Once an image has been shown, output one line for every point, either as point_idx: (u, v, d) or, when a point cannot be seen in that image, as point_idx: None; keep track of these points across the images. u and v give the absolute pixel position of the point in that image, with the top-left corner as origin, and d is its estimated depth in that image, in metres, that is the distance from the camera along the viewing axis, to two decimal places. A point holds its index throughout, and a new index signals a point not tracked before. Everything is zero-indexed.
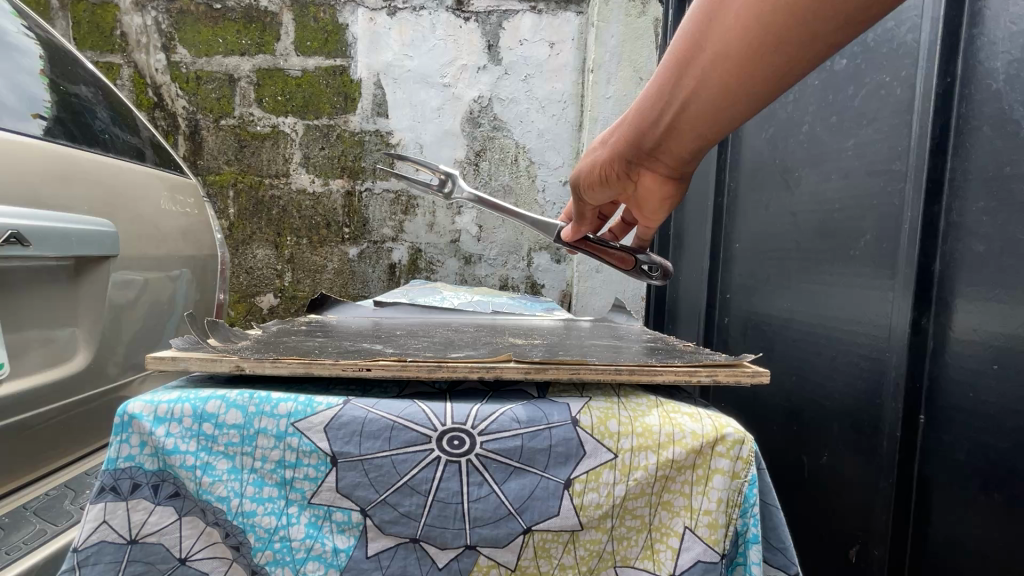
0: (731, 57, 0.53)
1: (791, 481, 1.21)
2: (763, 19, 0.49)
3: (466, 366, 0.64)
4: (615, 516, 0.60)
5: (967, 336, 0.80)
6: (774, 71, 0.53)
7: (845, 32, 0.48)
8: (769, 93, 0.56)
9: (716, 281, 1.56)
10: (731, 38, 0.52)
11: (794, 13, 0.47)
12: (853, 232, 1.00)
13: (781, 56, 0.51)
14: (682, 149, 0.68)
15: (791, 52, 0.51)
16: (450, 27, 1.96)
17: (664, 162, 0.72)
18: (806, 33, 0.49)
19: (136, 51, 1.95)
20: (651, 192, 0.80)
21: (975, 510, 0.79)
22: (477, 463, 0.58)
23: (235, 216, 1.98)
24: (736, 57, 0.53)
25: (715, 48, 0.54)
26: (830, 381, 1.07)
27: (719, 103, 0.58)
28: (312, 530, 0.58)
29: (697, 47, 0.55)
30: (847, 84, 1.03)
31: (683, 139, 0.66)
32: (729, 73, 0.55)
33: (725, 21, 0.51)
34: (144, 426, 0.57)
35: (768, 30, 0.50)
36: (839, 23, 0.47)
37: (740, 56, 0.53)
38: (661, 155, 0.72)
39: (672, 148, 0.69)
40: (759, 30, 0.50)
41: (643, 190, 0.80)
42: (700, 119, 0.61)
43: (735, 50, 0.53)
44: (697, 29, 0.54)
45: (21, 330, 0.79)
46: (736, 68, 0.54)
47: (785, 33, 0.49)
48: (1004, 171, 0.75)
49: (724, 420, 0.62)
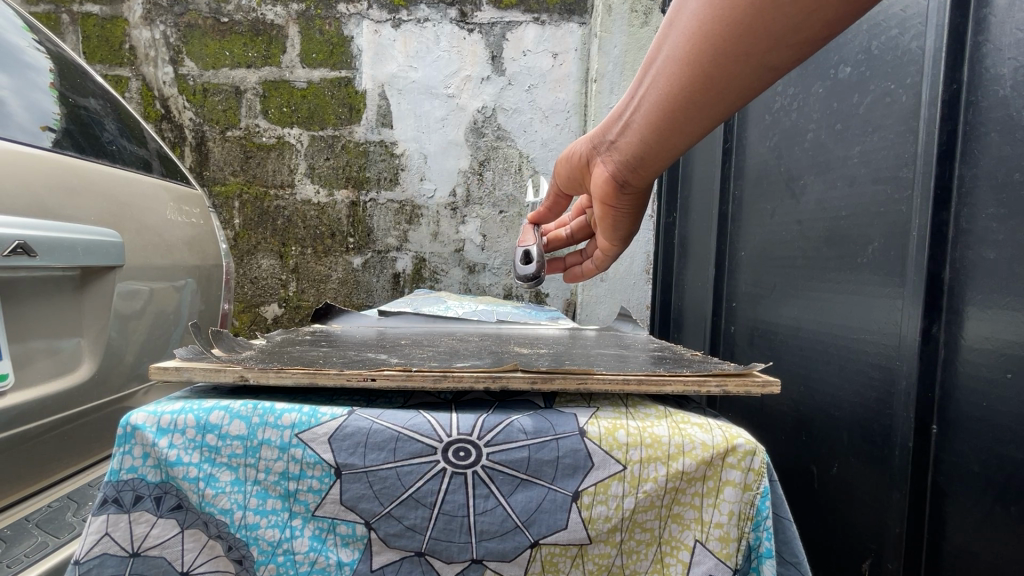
0: (677, 61, 0.60)
1: (800, 492, 1.19)
2: (702, 32, 0.55)
3: (472, 376, 0.63)
4: (624, 530, 0.59)
5: (979, 344, 0.79)
6: (715, 84, 0.59)
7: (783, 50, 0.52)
8: (713, 107, 0.62)
9: (721, 289, 1.55)
10: (680, 44, 0.59)
11: (727, 26, 0.53)
12: (861, 239, 1.00)
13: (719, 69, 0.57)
14: (634, 148, 0.77)
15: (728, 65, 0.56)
16: (454, 38, 1.98)
17: (617, 159, 0.82)
18: (737, 51, 0.54)
19: (144, 64, 1.97)
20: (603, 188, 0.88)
21: (991, 522, 0.77)
22: (482, 474, 0.57)
23: (241, 226, 1.99)
24: (682, 62, 0.59)
25: (669, 53, 0.61)
26: (839, 390, 1.06)
27: (665, 109, 0.66)
28: (316, 543, 0.58)
29: (659, 52, 0.63)
30: (852, 92, 1.03)
31: (635, 141, 0.75)
32: (676, 75, 0.61)
33: (679, 28, 0.59)
34: (147, 438, 0.57)
35: (706, 40, 0.55)
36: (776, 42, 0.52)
37: (685, 62, 0.59)
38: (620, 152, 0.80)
39: (626, 149, 0.78)
40: (701, 39, 0.56)
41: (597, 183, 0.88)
42: (649, 119, 0.69)
43: (682, 55, 0.59)
44: (662, 35, 0.62)
45: (26, 340, 0.79)
46: (681, 74, 0.60)
47: (721, 47, 0.55)
48: (1013, 177, 0.74)
49: (735, 430, 0.60)
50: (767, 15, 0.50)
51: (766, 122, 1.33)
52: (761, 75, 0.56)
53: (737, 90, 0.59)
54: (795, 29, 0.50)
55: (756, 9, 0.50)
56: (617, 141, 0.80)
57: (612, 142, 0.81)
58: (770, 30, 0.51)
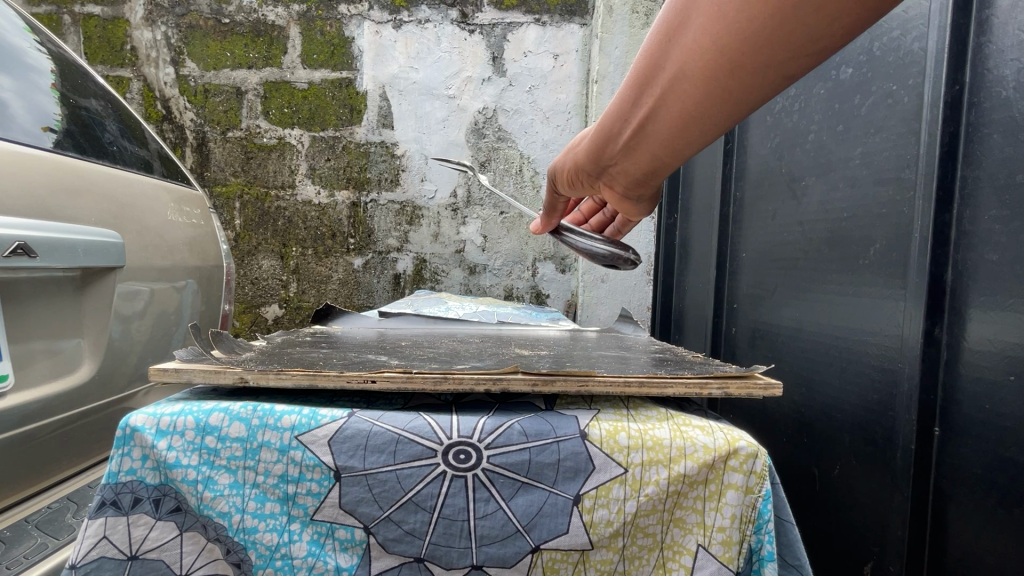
0: (687, 79, 0.51)
1: (802, 495, 1.19)
2: (717, 45, 0.47)
3: (472, 378, 0.63)
4: (626, 534, 0.59)
5: (982, 346, 0.79)
6: (733, 100, 0.51)
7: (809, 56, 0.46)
8: (729, 121, 0.55)
9: (722, 290, 1.55)
10: (688, 60, 0.49)
11: (750, 35, 0.45)
12: (863, 241, 0.99)
13: (739, 83, 0.49)
14: (636, 170, 0.68)
15: (749, 78, 0.48)
16: (455, 40, 1.98)
17: (617, 180, 0.74)
18: (760, 63, 0.47)
19: (146, 65, 1.97)
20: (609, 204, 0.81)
21: (993, 526, 0.77)
22: (483, 478, 0.57)
23: (242, 227, 1.99)
24: (693, 80, 0.51)
25: (672, 70, 0.52)
26: (840, 392, 1.05)
27: (672, 131, 0.57)
28: (315, 547, 0.57)
29: (656, 68, 0.53)
30: (853, 93, 1.03)
31: (636, 163, 0.67)
32: (686, 95, 0.52)
33: (683, 42, 0.49)
34: (146, 439, 0.56)
35: (724, 52, 0.47)
36: (801, 51, 0.45)
37: (697, 79, 0.50)
38: (618, 174, 0.72)
39: (626, 171, 0.70)
40: (717, 53, 0.47)
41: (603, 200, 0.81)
42: (654, 142, 0.61)
43: (691, 72, 0.50)
44: (655, 50, 0.52)
45: (26, 341, 0.79)
46: (693, 93, 0.52)
47: (739, 61, 0.47)
48: (1016, 179, 0.73)
49: (736, 433, 0.60)
50: (794, 21, 0.43)
51: (768, 124, 1.33)
52: (778, 83, 0.49)
53: (756, 100, 0.52)
54: (823, 34, 0.44)
55: (784, 13, 0.43)
56: (613, 166, 0.71)
57: (606, 167, 0.73)
58: (797, 36, 0.44)
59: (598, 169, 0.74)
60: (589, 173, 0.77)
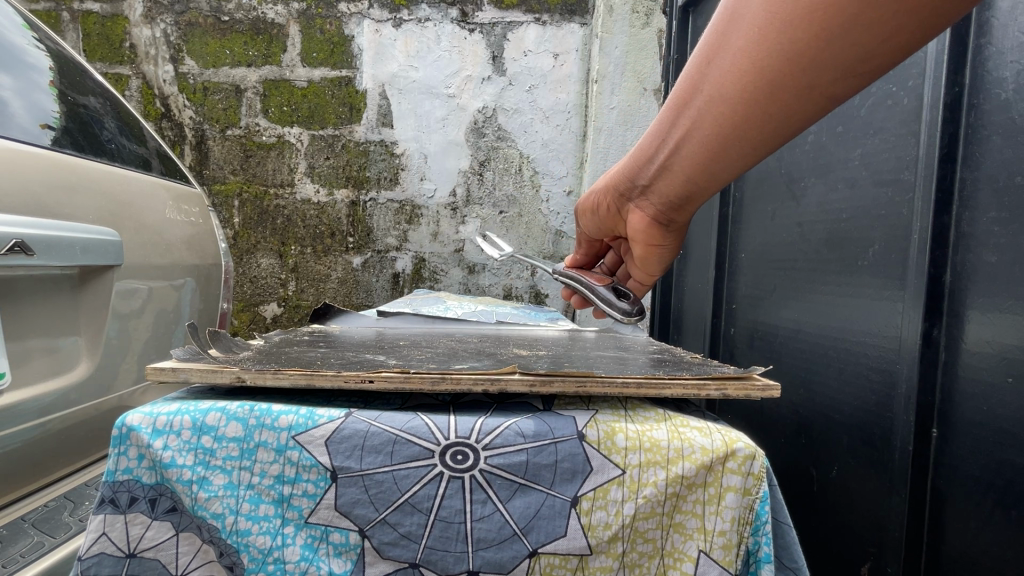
0: (724, 99, 0.60)
1: (799, 496, 1.19)
2: (753, 68, 0.55)
3: (470, 378, 0.63)
4: (625, 539, 0.59)
5: (980, 348, 0.79)
6: (770, 118, 0.59)
7: (845, 77, 0.53)
8: (766, 140, 0.62)
9: (721, 291, 1.54)
10: (726, 82, 0.58)
11: (785, 58, 0.53)
12: (861, 242, 0.99)
13: (775, 103, 0.57)
14: (675, 186, 0.77)
15: (786, 97, 0.56)
16: (455, 38, 1.98)
17: (654, 197, 0.82)
18: (794, 84, 0.55)
19: (145, 62, 1.97)
20: (645, 225, 0.89)
21: (990, 528, 0.77)
22: (480, 478, 0.57)
23: (240, 225, 1.99)
24: (730, 100, 0.59)
25: (710, 91, 0.61)
26: (839, 393, 1.05)
27: (709, 146, 0.66)
28: (308, 552, 0.57)
29: (696, 90, 0.62)
30: (853, 94, 1.03)
31: (674, 179, 0.75)
32: (723, 114, 0.61)
33: (721, 66, 0.58)
34: (142, 438, 0.56)
35: (759, 75, 0.55)
36: (837, 72, 0.52)
37: (733, 99, 0.59)
38: (656, 190, 0.81)
39: (664, 186, 0.78)
40: (752, 75, 0.56)
41: (639, 220, 0.89)
42: (690, 157, 0.69)
43: (728, 94, 0.59)
44: (696, 74, 0.62)
45: (22, 339, 0.79)
46: (729, 112, 0.60)
47: (775, 83, 0.55)
48: (1015, 181, 0.73)
49: (734, 434, 0.60)
50: (824, 49, 0.51)
51: None
52: (813, 105, 0.57)
53: (791, 121, 0.59)
54: (863, 54, 0.50)
55: (817, 38, 0.50)
56: (651, 183, 0.80)
57: (645, 185, 0.82)
58: (835, 59, 0.51)
59: (638, 184, 0.83)
60: (628, 189, 0.86)
